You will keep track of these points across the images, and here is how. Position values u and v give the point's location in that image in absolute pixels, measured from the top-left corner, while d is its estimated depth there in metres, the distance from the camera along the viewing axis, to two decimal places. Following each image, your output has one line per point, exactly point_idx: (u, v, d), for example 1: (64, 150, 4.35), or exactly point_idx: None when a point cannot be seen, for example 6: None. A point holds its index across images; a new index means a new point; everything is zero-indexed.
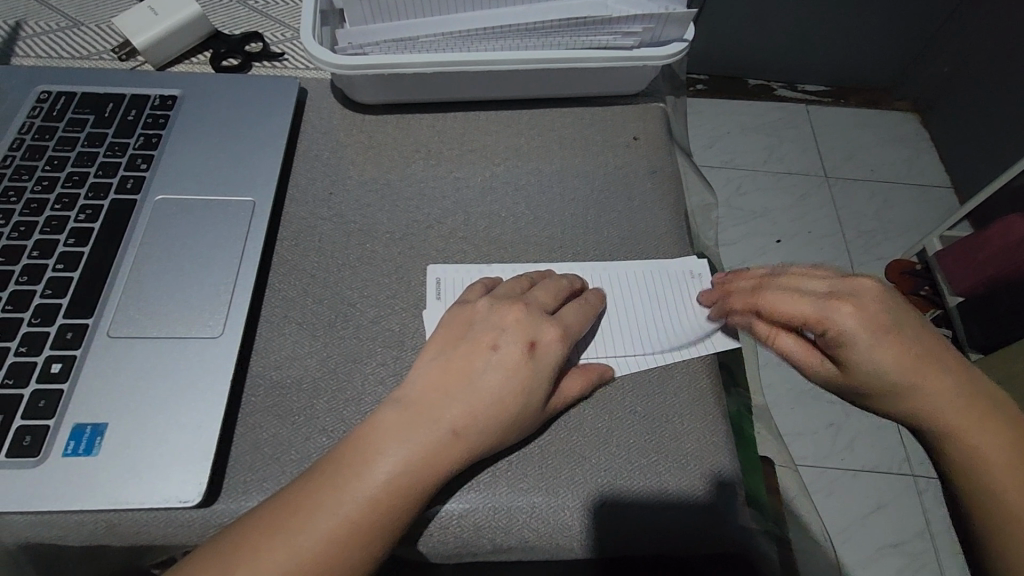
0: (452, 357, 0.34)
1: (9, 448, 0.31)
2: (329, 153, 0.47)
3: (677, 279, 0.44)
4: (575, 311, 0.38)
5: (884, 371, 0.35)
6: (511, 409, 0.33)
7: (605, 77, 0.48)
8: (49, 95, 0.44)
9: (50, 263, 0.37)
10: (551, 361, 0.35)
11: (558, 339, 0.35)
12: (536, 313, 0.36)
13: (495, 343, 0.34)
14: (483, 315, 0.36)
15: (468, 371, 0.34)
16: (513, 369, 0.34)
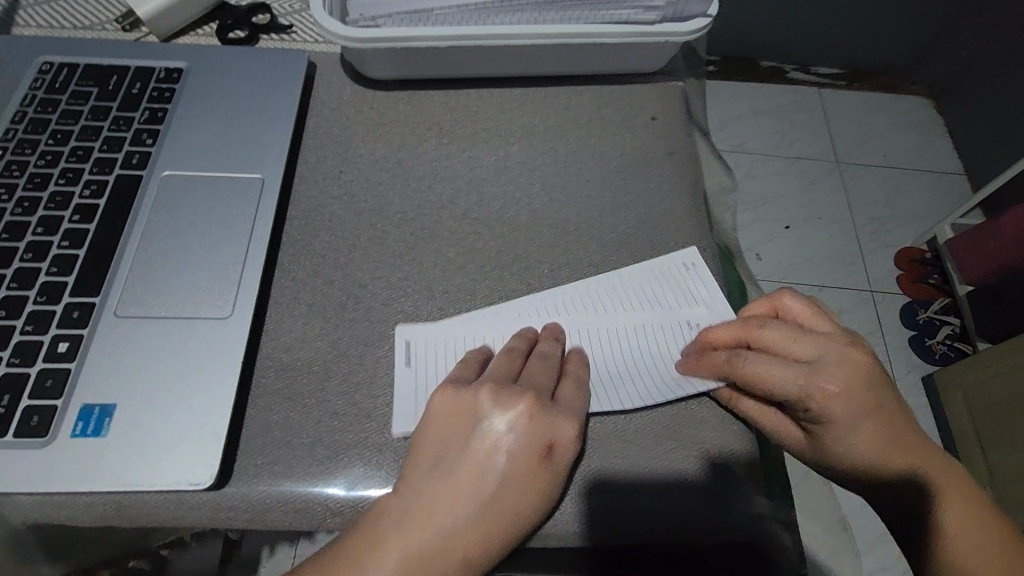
0: (459, 457, 0.31)
1: (16, 428, 0.30)
2: (338, 129, 0.45)
3: (672, 268, 0.42)
4: (576, 392, 0.35)
5: (865, 457, 0.35)
6: (526, 518, 0.31)
7: (625, 54, 0.47)
8: (51, 66, 0.43)
9: (55, 240, 0.36)
10: (566, 460, 0.32)
11: (575, 435, 0.33)
12: (546, 406, 0.33)
13: (507, 448, 0.31)
14: (481, 406, 0.33)
15: (477, 476, 0.31)
16: (527, 472, 0.31)
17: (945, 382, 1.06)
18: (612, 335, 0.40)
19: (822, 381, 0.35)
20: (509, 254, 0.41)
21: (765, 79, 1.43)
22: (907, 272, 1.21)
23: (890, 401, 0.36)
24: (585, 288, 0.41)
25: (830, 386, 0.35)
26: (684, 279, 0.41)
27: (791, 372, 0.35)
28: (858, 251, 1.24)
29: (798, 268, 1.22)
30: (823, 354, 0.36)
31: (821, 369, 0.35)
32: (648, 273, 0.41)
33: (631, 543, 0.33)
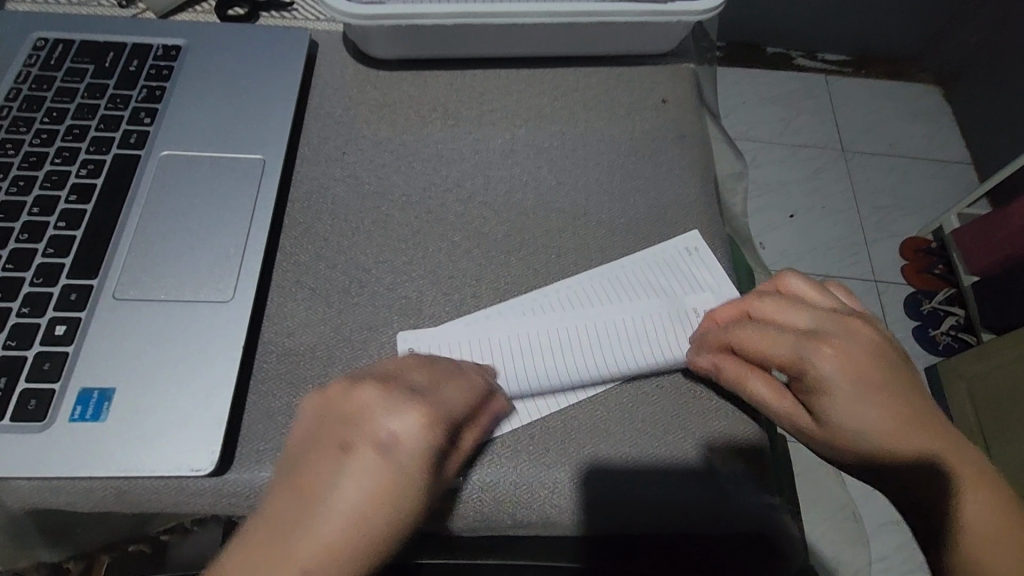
0: (321, 453, 0.27)
1: (14, 412, 0.30)
2: (341, 110, 0.44)
3: (679, 257, 0.41)
4: (458, 392, 0.30)
5: (856, 427, 0.32)
6: (380, 530, 0.25)
7: (634, 35, 0.46)
8: (45, 42, 0.42)
9: (51, 221, 0.35)
10: (415, 461, 0.27)
11: (422, 429, 0.27)
12: (392, 394, 0.28)
13: (346, 441, 0.27)
14: (343, 399, 0.28)
15: (321, 482, 0.26)
16: (368, 471, 0.26)
17: (949, 373, 1.05)
18: (618, 327, 0.38)
19: (817, 343, 0.33)
20: (515, 239, 0.40)
21: (772, 65, 1.41)
22: (912, 261, 1.20)
23: (888, 367, 0.33)
24: (587, 284, 0.39)
25: (825, 348, 0.32)
26: (693, 268, 0.40)
27: (787, 333, 0.33)
28: (863, 240, 1.23)
29: (802, 257, 1.21)
30: (822, 321, 0.34)
31: (819, 333, 0.33)
32: (651, 262, 0.40)
33: (630, 530, 0.33)
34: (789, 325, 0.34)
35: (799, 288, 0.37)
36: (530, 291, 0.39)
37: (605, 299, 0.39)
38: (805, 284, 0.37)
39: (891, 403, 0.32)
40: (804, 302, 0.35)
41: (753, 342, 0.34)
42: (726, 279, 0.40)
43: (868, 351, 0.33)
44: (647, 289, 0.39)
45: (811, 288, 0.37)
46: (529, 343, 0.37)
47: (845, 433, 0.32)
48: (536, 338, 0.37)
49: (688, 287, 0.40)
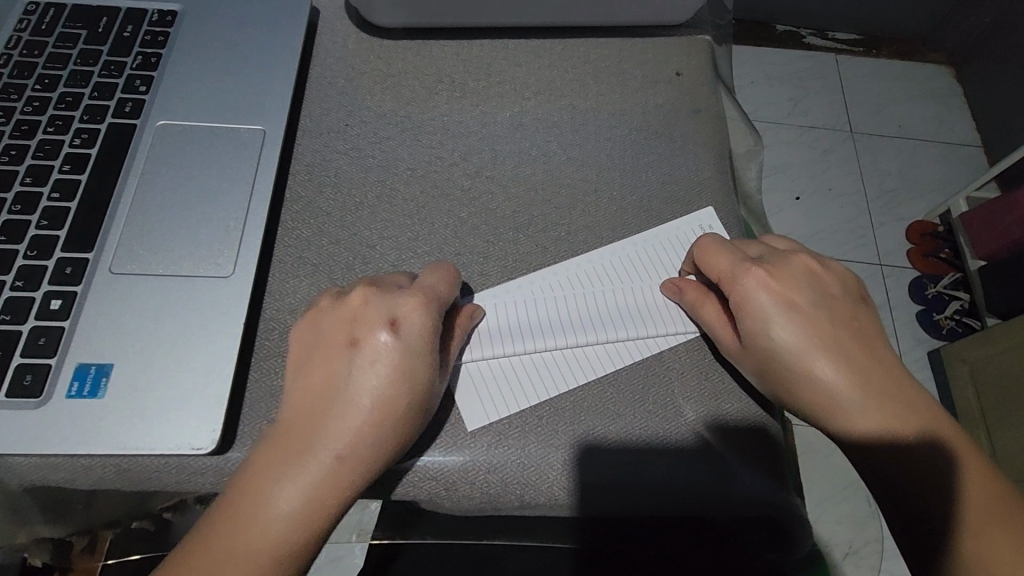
0: (327, 356, 0.31)
1: (9, 388, 0.29)
2: (343, 80, 0.43)
3: (692, 238, 0.39)
4: (441, 278, 0.33)
5: (797, 357, 0.33)
6: (390, 407, 0.29)
7: (649, 4, 0.44)
8: (36, 5, 0.40)
9: (44, 192, 0.34)
10: (418, 339, 0.31)
11: (417, 306, 0.31)
12: (388, 290, 0.32)
13: (351, 337, 0.31)
14: (339, 310, 0.32)
15: (333, 376, 0.30)
16: (376, 354, 0.30)
17: (951, 356, 1.05)
18: (628, 308, 0.37)
19: (763, 274, 0.35)
20: (523, 214, 0.39)
21: (783, 43, 1.38)
22: (918, 245, 1.19)
23: (838, 309, 0.34)
24: (597, 260, 0.38)
25: (760, 274, 0.35)
26: None
27: (738, 262, 0.35)
28: (870, 223, 1.22)
29: (808, 239, 1.20)
30: (779, 259, 0.36)
31: (769, 266, 0.35)
32: (661, 239, 0.39)
33: (640, 514, 0.33)
34: (745, 256, 0.36)
35: (774, 242, 0.38)
36: (539, 268, 0.38)
37: (615, 279, 0.38)
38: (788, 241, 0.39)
39: (835, 341, 0.33)
40: (762, 243, 0.38)
41: (713, 269, 0.36)
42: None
43: (819, 294, 0.35)
44: (657, 266, 0.39)
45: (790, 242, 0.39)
46: (534, 312, 0.37)
47: (786, 364, 0.33)
48: (539, 309, 0.37)
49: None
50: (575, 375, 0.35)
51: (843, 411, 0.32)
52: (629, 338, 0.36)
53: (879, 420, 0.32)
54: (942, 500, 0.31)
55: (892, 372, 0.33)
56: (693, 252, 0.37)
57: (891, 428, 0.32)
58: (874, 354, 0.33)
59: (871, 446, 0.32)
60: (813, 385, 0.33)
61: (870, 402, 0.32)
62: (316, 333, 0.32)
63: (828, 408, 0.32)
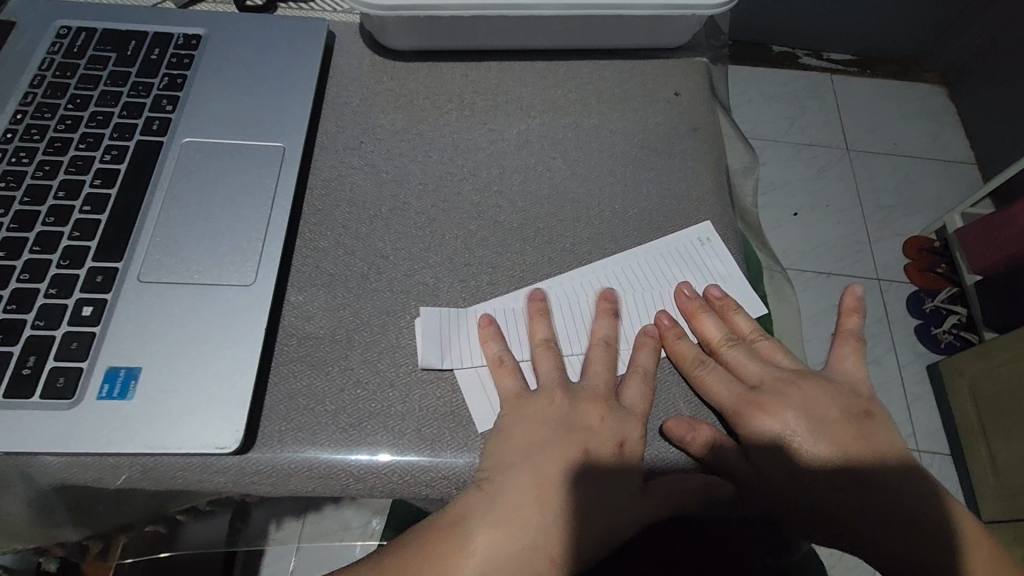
0: (559, 457, 0.33)
1: (44, 390, 0.31)
2: (358, 100, 0.45)
3: (687, 246, 0.41)
4: (637, 388, 0.36)
5: (810, 425, 0.35)
6: (605, 519, 0.32)
7: (648, 28, 0.46)
8: (69, 30, 0.43)
9: (76, 205, 0.36)
10: (638, 463, 0.34)
11: (641, 434, 0.34)
12: (615, 407, 0.35)
13: (586, 448, 0.33)
14: (564, 416, 0.34)
15: (558, 478, 0.32)
16: (607, 478, 0.33)
17: (950, 370, 1.06)
18: (633, 315, 0.39)
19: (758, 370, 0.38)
20: (530, 228, 0.41)
21: (778, 63, 1.42)
22: (915, 260, 1.21)
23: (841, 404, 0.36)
24: (604, 268, 0.40)
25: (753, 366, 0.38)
26: (700, 258, 0.41)
27: (733, 350, 0.38)
28: (867, 239, 1.24)
29: (807, 254, 1.22)
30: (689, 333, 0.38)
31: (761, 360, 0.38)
32: (665, 248, 0.41)
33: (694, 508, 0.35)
34: (727, 340, 0.39)
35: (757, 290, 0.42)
36: (544, 277, 0.40)
37: (619, 286, 0.40)
38: (862, 321, 0.41)
39: (854, 422, 0.36)
40: (693, 315, 0.39)
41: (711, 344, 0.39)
42: (737, 268, 0.41)
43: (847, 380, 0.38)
44: (658, 274, 0.40)
45: (860, 323, 0.41)
46: (556, 316, 0.38)
47: (800, 429, 0.35)
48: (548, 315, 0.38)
49: (698, 273, 0.41)
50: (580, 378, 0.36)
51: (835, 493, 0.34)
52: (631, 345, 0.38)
53: (877, 499, 0.34)
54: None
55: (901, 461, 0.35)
56: (692, 306, 0.40)
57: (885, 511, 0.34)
58: (890, 443, 0.36)
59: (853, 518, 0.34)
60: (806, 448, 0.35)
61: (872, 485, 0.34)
62: (540, 429, 0.34)
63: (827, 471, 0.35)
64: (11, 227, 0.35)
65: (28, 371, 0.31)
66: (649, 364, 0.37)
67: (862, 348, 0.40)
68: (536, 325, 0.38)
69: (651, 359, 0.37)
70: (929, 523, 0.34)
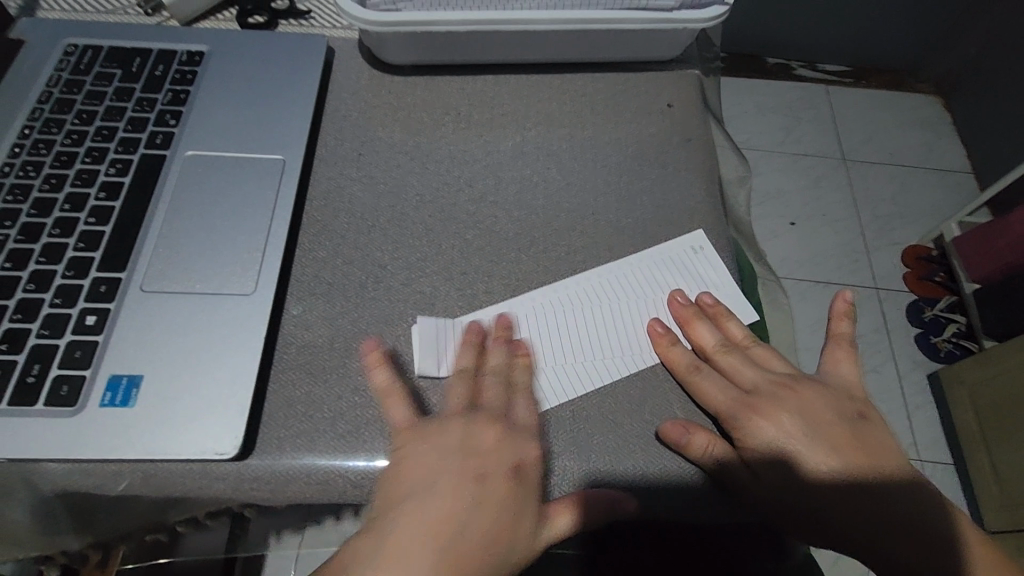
0: (452, 488, 0.31)
1: (48, 398, 0.31)
2: (357, 113, 0.46)
3: (681, 255, 0.42)
4: (530, 409, 0.35)
5: (809, 430, 0.35)
6: (502, 553, 0.30)
7: (640, 42, 0.47)
8: (76, 48, 0.44)
9: (82, 217, 0.37)
10: (533, 486, 0.32)
11: (538, 455, 0.33)
12: (510, 430, 0.34)
13: (482, 473, 0.31)
14: (458, 443, 0.33)
15: (451, 513, 0.30)
16: (500, 508, 0.31)
17: (950, 378, 1.06)
18: (627, 321, 0.40)
19: (753, 375, 0.38)
20: (525, 237, 0.42)
21: (774, 75, 1.44)
22: (913, 269, 1.21)
23: (836, 409, 0.36)
24: (598, 277, 0.41)
25: (748, 371, 0.38)
26: (694, 267, 0.42)
27: (727, 357, 0.39)
28: (865, 248, 1.24)
29: (805, 264, 1.22)
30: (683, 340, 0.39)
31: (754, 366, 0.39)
32: (658, 258, 0.42)
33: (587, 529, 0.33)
34: (721, 346, 0.39)
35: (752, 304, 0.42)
36: (539, 285, 0.40)
37: (613, 294, 0.40)
38: (853, 326, 0.41)
39: (850, 425, 0.36)
40: (687, 322, 0.40)
41: (705, 351, 0.39)
42: (730, 277, 0.42)
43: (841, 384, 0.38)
44: (653, 282, 0.41)
45: (851, 328, 0.42)
46: (537, 325, 0.39)
47: (798, 434, 0.35)
48: (536, 330, 0.39)
49: (692, 282, 0.41)
50: (577, 386, 0.37)
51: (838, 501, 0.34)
52: (624, 351, 0.38)
53: (879, 504, 0.34)
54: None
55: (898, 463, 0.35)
56: (686, 313, 0.40)
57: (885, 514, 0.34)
58: (886, 446, 0.36)
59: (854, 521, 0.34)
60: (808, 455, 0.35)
61: (871, 488, 0.34)
62: (431, 461, 0.32)
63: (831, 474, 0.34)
64: (18, 239, 0.36)
65: (32, 379, 0.31)
66: (525, 383, 0.36)
67: (854, 352, 0.41)
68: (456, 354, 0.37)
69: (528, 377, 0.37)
70: (927, 526, 0.34)
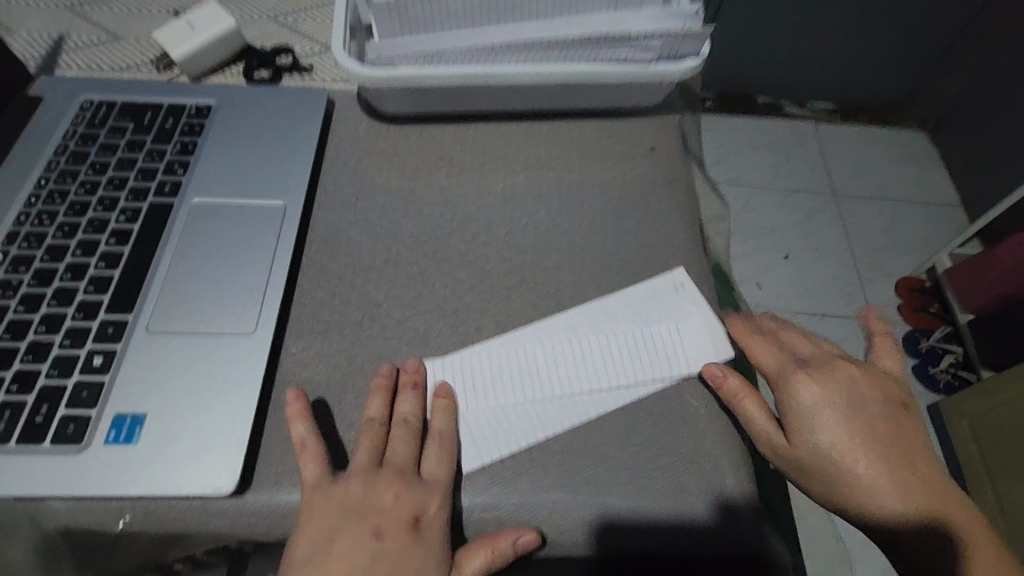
0: (349, 548, 0.32)
1: (54, 437, 0.33)
2: (355, 160, 0.49)
3: (663, 292, 0.43)
4: (439, 457, 0.36)
5: (851, 405, 0.38)
6: None
7: (622, 92, 0.50)
8: (92, 103, 0.47)
9: (92, 262, 0.39)
10: (434, 537, 0.33)
11: (439, 506, 0.34)
12: (412, 482, 0.35)
13: (379, 530, 0.33)
14: (358, 500, 0.34)
15: (348, 574, 0.31)
16: (399, 562, 0.32)
17: (949, 409, 1.06)
18: (612, 355, 0.41)
19: (807, 352, 0.41)
20: (515, 276, 0.44)
21: (761, 114, 1.48)
22: (907, 300, 1.23)
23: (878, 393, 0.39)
24: (578, 315, 0.42)
25: (804, 351, 0.42)
26: (676, 302, 0.43)
27: (787, 338, 0.42)
28: (858, 280, 1.26)
29: (799, 296, 1.24)
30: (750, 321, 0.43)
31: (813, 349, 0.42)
32: (634, 293, 0.43)
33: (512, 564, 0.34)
34: (783, 331, 0.43)
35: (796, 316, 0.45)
36: (527, 323, 0.42)
37: (597, 331, 0.41)
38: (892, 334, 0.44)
39: (893, 412, 0.38)
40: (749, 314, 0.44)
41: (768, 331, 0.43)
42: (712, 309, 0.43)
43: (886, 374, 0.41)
44: (636, 318, 0.42)
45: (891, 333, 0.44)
46: (522, 362, 0.40)
47: (842, 405, 0.38)
48: (517, 366, 0.40)
49: (675, 315, 0.42)
50: (563, 419, 0.38)
51: (868, 473, 0.36)
52: (608, 386, 0.39)
53: (903, 483, 0.36)
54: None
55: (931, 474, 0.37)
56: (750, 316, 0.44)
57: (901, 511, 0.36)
58: (920, 441, 0.38)
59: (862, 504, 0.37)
60: (848, 420, 0.38)
61: (898, 473, 0.36)
62: (333, 522, 0.33)
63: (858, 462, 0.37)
64: (31, 283, 0.37)
65: (40, 419, 0.33)
66: (446, 427, 0.37)
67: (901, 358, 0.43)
68: (373, 405, 0.37)
69: (445, 422, 0.37)
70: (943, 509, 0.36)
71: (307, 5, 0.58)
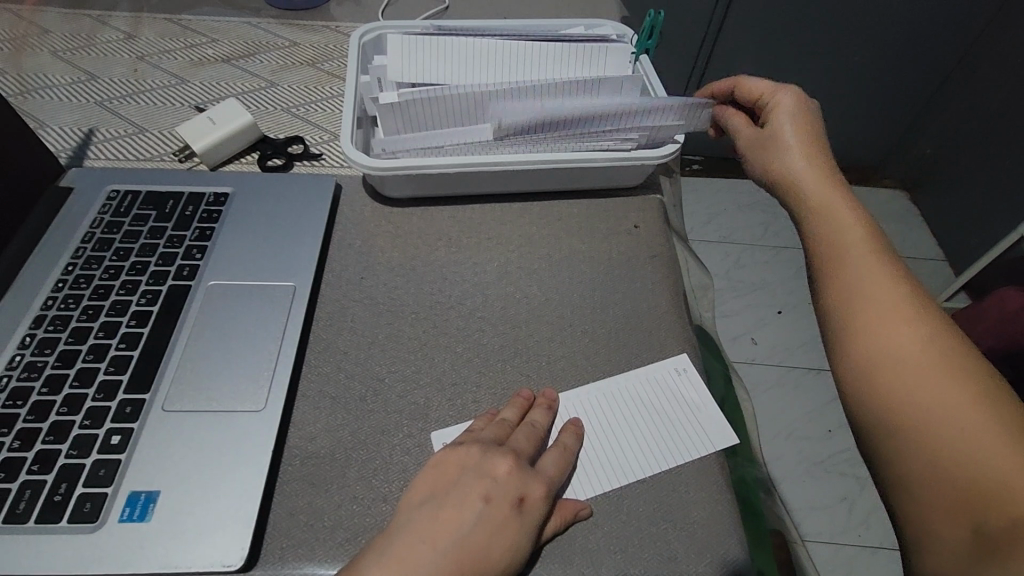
0: (462, 502, 0.37)
1: (71, 515, 0.34)
2: (360, 241, 0.52)
3: (667, 376, 0.46)
4: (557, 462, 0.41)
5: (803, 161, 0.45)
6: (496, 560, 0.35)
7: (607, 175, 0.54)
8: (117, 193, 0.51)
9: (113, 343, 0.41)
10: (533, 517, 0.37)
11: (543, 493, 0.38)
12: (526, 467, 0.39)
13: (489, 495, 0.37)
14: (479, 463, 0.38)
15: (457, 520, 0.36)
16: (500, 523, 0.36)
17: None
18: (620, 437, 0.43)
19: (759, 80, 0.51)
20: (510, 347, 0.46)
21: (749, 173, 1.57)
22: None
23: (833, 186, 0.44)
24: (593, 390, 0.45)
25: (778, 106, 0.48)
26: (675, 389, 0.45)
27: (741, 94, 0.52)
28: None
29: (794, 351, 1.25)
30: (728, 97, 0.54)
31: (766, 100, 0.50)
32: (641, 375, 0.46)
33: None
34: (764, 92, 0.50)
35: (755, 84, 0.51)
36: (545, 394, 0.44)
37: (606, 409, 0.44)
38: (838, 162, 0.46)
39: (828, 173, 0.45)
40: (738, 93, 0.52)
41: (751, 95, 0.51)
42: (710, 397, 0.45)
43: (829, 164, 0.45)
44: (643, 401, 0.45)
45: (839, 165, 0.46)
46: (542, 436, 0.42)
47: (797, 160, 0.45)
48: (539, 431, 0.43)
49: (679, 401, 0.45)
50: (607, 481, 0.40)
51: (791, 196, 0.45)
52: (613, 464, 0.41)
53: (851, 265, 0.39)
54: (910, 479, 0.34)
55: (899, 302, 0.37)
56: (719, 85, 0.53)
57: (864, 334, 0.37)
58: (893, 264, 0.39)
59: (828, 330, 0.40)
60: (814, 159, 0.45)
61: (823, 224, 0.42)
62: (453, 473, 0.38)
63: (823, 253, 0.41)
64: (56, 364, 0.40)
65: (58, 497, 0.34)
66: (573, 445, 0.42)
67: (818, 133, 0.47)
68: (506, 408, 0.42)
69: (574, 440, 0.42)
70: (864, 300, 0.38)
71: (318, 98, 0.64)
